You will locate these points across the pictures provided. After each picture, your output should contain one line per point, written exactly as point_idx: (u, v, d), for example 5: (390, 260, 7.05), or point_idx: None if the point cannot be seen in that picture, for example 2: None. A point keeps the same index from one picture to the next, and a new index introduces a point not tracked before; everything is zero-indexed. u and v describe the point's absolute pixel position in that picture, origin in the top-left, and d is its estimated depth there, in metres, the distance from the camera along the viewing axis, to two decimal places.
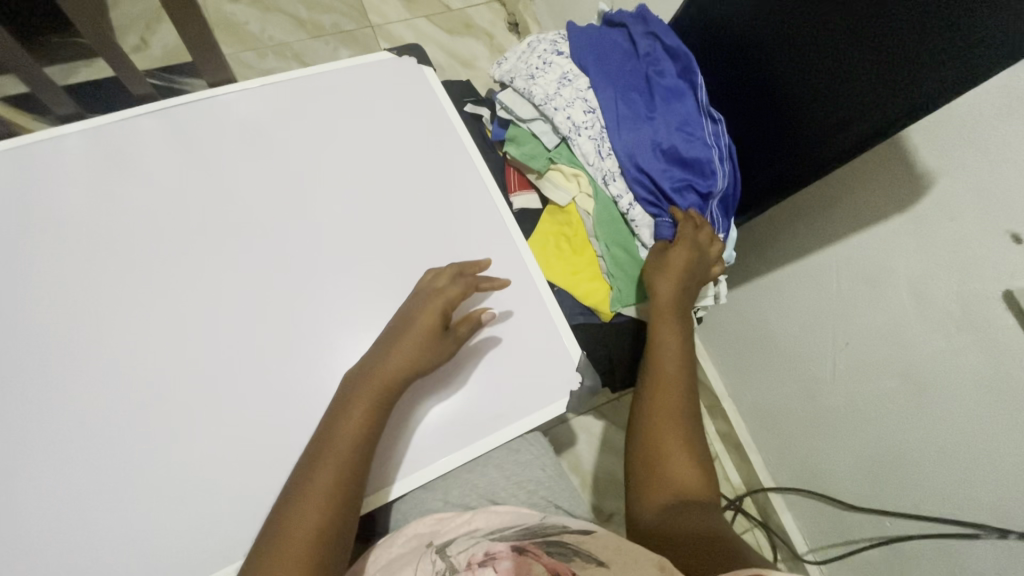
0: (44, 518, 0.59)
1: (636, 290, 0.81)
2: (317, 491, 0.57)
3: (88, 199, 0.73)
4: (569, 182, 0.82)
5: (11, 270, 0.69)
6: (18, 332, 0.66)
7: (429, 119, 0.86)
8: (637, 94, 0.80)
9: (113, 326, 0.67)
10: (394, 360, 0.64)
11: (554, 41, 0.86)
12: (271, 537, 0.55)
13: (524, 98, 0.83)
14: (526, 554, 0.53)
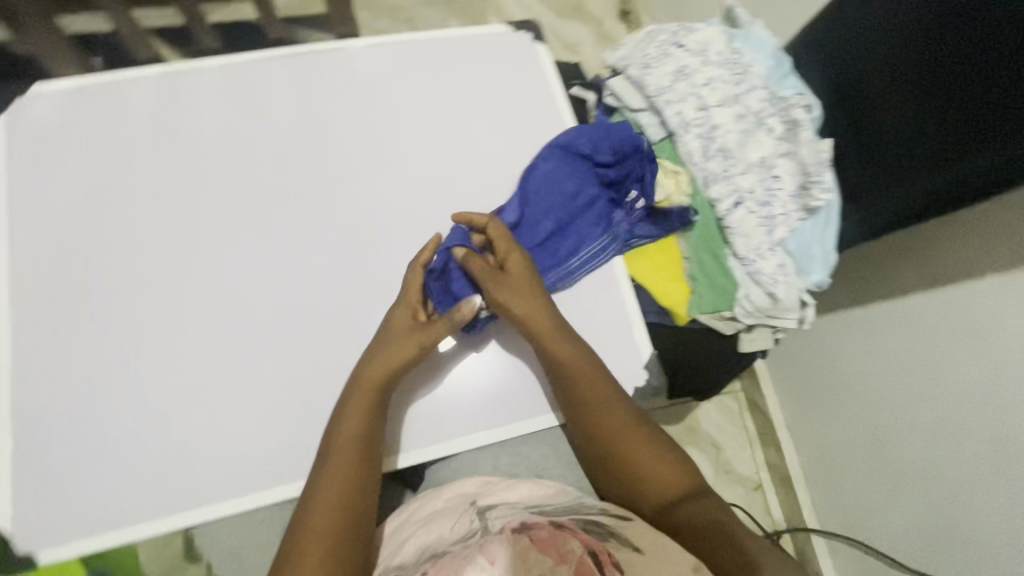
0: (148, 405, 0.67)
1: (717, 298, 0.79)
2: (332, 482, 0.61)
3: (218, 129, 0.79)
4: (667, 178, 0.79)
5: (145, 183, 0.76)
6: (144, 239, 0.73)
7: (535, 97, 0.86)
8: (598, 173, 0.77)
9: (221, 248, 0.74)
10: (379, 363, 0.65)
11: (675, 32, 0.83)
12: (298, 521, 0.59)
13: (636, 87, 0.82)
14: (563, 527, 0.53)
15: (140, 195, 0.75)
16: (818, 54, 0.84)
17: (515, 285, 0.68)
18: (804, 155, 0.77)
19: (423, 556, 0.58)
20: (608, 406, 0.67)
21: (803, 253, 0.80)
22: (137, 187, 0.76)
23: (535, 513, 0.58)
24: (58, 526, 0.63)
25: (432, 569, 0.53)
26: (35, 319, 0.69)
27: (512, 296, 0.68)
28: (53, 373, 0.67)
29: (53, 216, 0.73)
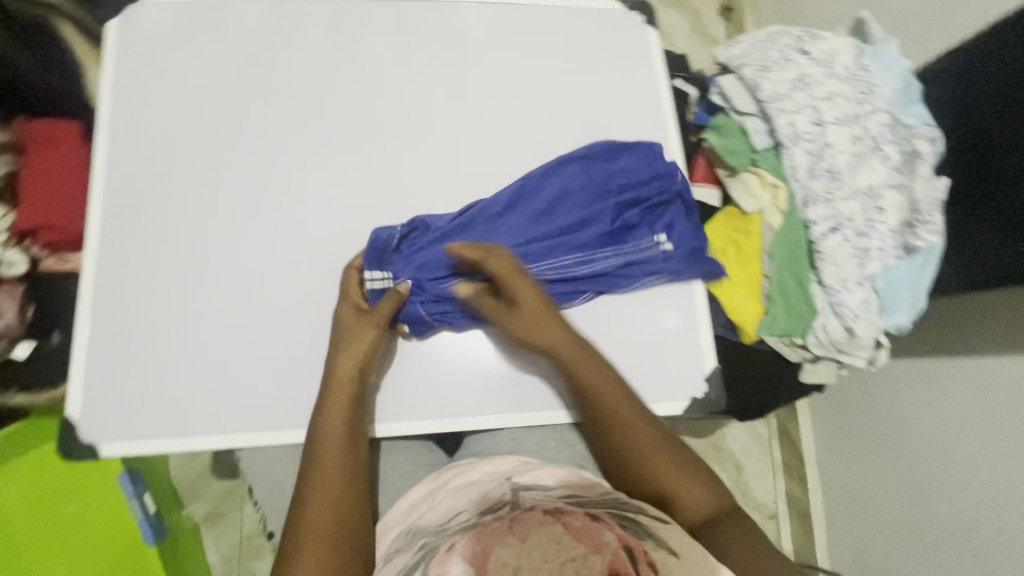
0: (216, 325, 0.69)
1: (791, 322, 0.76)
2: (323, 485, 0.60)
3: (315, 64, 0.79)
4: (764, 190, 0.76)
5: (239, 108, 0.76)
6: (232, 163, 0.74)
7: (637, 83, 0.83)
8: (563, 209, 0.73)
9: (304, 185, 0.74)
10: (340, 367, 0.64)
11: (800, 36, 0.78)
12: (296, 521, 0.59)
13: (747, 89, 0.77)
14: (599, 518, 0.48)
15: (233, 121, 0.76)
16: (947, 80, 0.77)
17: (532, 316, 0.66)
18: (918, 190, 0.73)
19: (445, 522, 0.55)
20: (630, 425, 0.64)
21: (890, 293, 0.76)
22: (232, 111, 0.76)
23: (569, 499, 0.53)
24: (122, 424, 0.66)
25: (460, 540, 0.48)
26: (121, 226, 0.71)
27: (534, 320, 0.66)
28: (132, 281, 0.70)
29: (149, 128, 0.75)
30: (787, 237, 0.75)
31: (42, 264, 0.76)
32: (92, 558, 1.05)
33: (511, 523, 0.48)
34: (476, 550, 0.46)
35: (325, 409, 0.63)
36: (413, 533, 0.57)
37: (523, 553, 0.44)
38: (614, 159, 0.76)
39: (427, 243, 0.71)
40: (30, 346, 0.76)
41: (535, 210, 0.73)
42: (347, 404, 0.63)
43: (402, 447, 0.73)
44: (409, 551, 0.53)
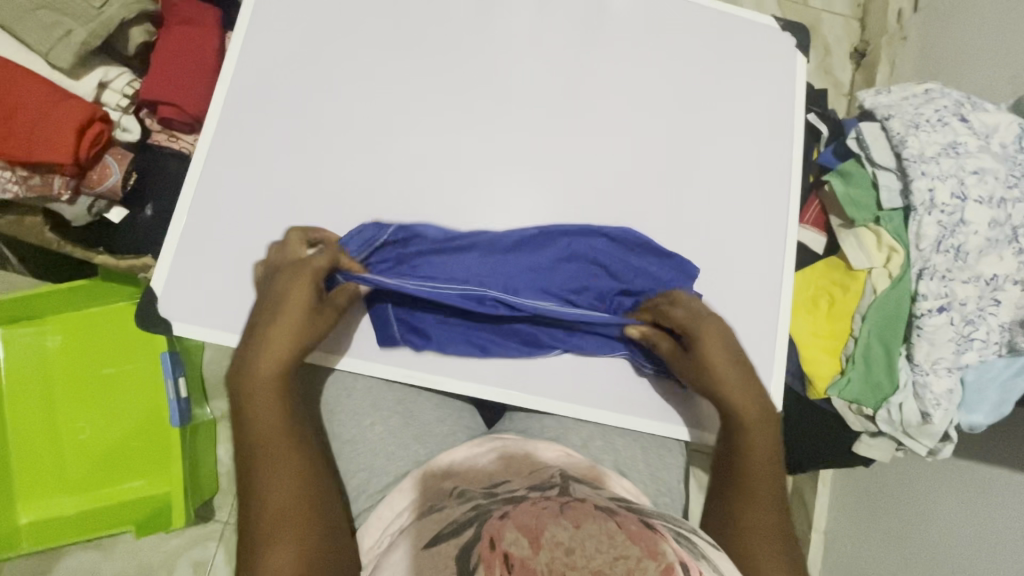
0: None
1: (866, 390, 0.73)
2: (279, 489, 0.54)
3: (456, 10, 0.78)
4: (877, 251, 0.73)
5: (373, 34, 0.76)
6: (354, 85, 0.74)
7: (769, 108, 0.80)
8: (563, 271, 0.70)
9: (417, 125, 0.74)
10: (273, 344, 0.59)
11: (960, 102, 0.74)
12: (251, 543, 0.51)
13: (890, 142, 0.73)
14: (653, 529, 0.47)
15: (364, 45, 0.76)
16: None
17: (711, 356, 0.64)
18: None
19: (495, 488, 0.54)
20: (762, 480, 0.60)
21: (976, 390, 0.73)
22: (366, 35, 0.76)
23: (624, 505, 0.52)
24: (198, 311, 0.68)
25: (512, 510, 0.47)
26: (238, 121, 0.72)
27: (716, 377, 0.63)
28: (237, 176, 0.71)
29: (284, 32, 0.75)
30: (887, 305, 0.72)
31: (152, 136, 0.79)
32: (121, 421, 1.09)
33: (565, 508, 0.47)
34: (529, 522, 0.44)
35: (265, 385, 0.58)
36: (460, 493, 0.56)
37: (577, 537, 0.42)
38: (641, 256, 0.72)
39: (421, 250, 0.69)
40: (123, 213, 0.77)
41: (541, 259, 0.70)
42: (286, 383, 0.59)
43: (448, 404, 0.72)
44: (457, 509, 0.52)
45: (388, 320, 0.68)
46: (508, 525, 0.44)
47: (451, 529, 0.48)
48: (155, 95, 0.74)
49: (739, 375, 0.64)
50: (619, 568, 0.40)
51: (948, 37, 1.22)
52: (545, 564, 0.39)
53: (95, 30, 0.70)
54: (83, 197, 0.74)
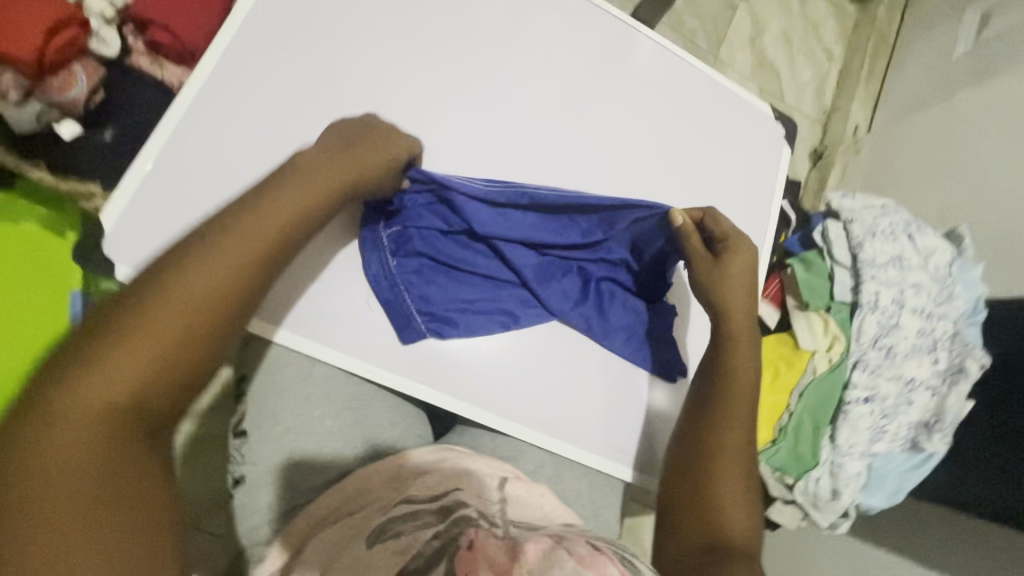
0: None
1: (790, 461, 0.79)
2: (171, 303, 0.38)
3: (483, 17, 0.78)
4: (822, 336, 0.79)
5: (397, 16, 0.74)
6: (367, 62, 0.72)
7: (748, 184, 0.87)
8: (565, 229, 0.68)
9: (423, 117, 0.72)
10: (339, 164, 0.51)
11: (908, 222, 0.84)
12: (95, 336, 0.36)
13: (849, 242, 0.81)
14: (598, 551, 0.42)
15: (385, 24, 0.73)
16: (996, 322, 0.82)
17: (737, 258, 0.65)
18: (949, 401, 0.77)
19: (446, 503, 0.49)
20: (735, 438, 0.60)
21: (879, 476, 0.81)
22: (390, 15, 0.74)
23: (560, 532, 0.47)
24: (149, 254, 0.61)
25: (479, 539, 0.42)
26: (242, 64, 0.67)
27: (732, 280, 0.64)
28: (227, 121, 0.66)
29: None
30: (822, 386, 0.78)
31: (131, 57, 0.72)
32: None
33: (513, 543, 0.42)
34: (500, 558, 0.40)
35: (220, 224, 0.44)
36: (407, 512, 0.49)
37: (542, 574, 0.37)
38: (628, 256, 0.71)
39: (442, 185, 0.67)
40: (76, 130, 0.69)
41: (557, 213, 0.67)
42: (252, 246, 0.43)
43: (402, 408, 0.69)
44: (418, 529, 0.46)
45: (383, 266, 0.64)
46: (479, 559, 0.40)
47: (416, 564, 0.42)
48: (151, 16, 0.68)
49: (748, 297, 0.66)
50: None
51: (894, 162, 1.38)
52: None
53: None
54: (34, 101, 0.65)
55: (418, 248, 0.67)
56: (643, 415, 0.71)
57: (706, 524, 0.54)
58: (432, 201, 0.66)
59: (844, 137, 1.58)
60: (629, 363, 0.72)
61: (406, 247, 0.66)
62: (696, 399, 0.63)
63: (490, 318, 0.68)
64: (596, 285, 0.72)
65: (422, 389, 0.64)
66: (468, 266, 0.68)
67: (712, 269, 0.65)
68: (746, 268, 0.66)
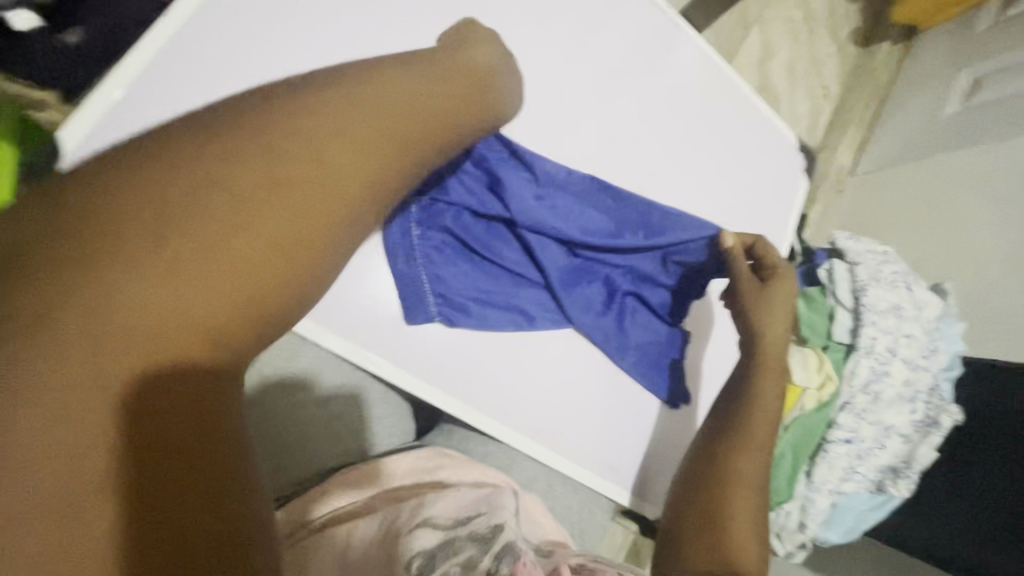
0: None
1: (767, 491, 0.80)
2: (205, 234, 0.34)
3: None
4: (816, 373, 0.79)
5: None
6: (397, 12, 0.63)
7: (763, 211, 0.86)
8: (602, 223, 0.65)
9: None
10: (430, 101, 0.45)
11: (907, 272, 0.86)
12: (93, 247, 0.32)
13: (854, 285, 0.82)
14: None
15: None
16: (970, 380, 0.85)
17: (784, 291, 0.62)
18: (920, 450, 0.80)
19: (482, 530, 0.41)
20: (750, 453, 0.57)
21: (843, 513, 0.83)
22: None
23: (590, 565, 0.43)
24: None
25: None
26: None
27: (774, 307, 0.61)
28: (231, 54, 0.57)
29: None
30: (808, 423, 0.79)
31: None
32: None
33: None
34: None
35: (274, 144, 0.38)
36: (440, 540, 0.40)
37: None
38: (658, 268, 0.68)
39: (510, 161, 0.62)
40: (35, 24, 0.57)
41: (601, 203, 0.66)
42: (304, 187, 0.37)
43: (391, 400, 0.64)
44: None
45: (404, 232, 0.59)
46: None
47: None
48: None
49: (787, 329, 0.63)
50: None
51: (879, 210, 1.42)
52: None
53: None
54: None
55: (449, 219, 0.62)
56: (640, 436, 0.69)
57: (715, 540, 0.50)
58: (476, 168, 0.62)
59: (829, 175, 1.60)
60: (635, 382, 0.69)
61: (434, 219, 0.61)
62: (710, 434, 0.61)
63: (504, 312, 0.63)
64: (620, 297, 0.69)
65: (412, 383, 0.57)
66: (495, 255, 0.64)
67: (758, 298, 0.61)
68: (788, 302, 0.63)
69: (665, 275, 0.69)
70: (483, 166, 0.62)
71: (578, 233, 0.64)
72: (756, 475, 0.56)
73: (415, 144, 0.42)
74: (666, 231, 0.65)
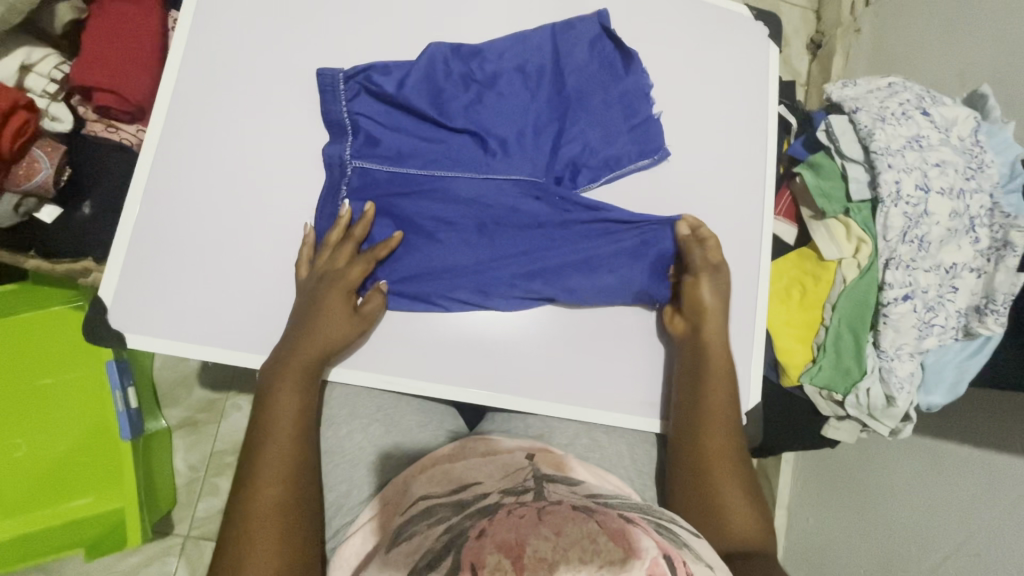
0: (252, 230, 0.64)
1: (835, 376, 0.76)
2: (257, 498, 0.55)
3: None
4: (848, 242, 0.75)
5: (318, 9, 0.68)
6: (298, 70, 0.67)
7: (747, 90, 0.77)
8: (513, 146, 0.68)
9: (368, 112, 0.66)
10: (324, 334, 0.60)
11: (921, 96, 0.76)
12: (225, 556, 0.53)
13: (859, 134, 0.74)
14: (631, 522, 0.44)
15: (308, 20, 0.67)
16: None
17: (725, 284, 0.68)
18: (997, 279, 0.71)
19: (464, 494, 0.51)
20: (723, 430, 0.65)
21: (934, 371, 0.76)
22: (311, 11, 0.68)
23: (597, 501, 0.48)
24: (149, 322, 0.61)
25: (489, 526, 0.42)
26: (189, 108, 0.64)
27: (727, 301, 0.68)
28: (191, 169, 0.63)
29: (219, 7, 0.66)
30: (856, 294, 0.74)
31: (87, 126, 0.71)
32: (53, 444, 1.00)
33: (539, 512, 0.43)
34: (508, 537, 0.40)
35: (251, 437, 0.58)
36: (421, 511, 0.52)
37: (556, 529, 0.40)
38: (578, 182, 0.70)
39: (397, 118, 0.67)
40: (56, 212, 0.70)
41: (503, 128, 0.68)
42: (284, 441, 0.58)
43: (428, 408, 0.72)
44: (430, 528, 0.47)
45: (333, 196, 0.65)
46: (486, 545, 0.40)
47: (426, 560, 0.43)
48: (89, 81, 0.67)
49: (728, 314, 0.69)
50: (584, 540, 0.39)
51: (905, 33, 1.24)
52: (526, 525, 0.41)
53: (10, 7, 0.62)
54: (8, 194, 0.66)
55: (381, 169, 0.66)
56: (668, 366, 0.70)
57: (723, 520, 0.60)
58: (423, 79, 0.67)
59: (841, 18, 1.42)
60: (623, 314, 0.69)
61: (368, 182, 0.66)
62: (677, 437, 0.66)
63: (453, 273, 0.65)
64: (564, 245, 0.68)
65: (399, 382, 0.64)
66: (413, 226, 0.66)
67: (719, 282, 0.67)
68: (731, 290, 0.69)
69: (590, 176, 0.70)
70: (426, 79, 0.67)
71: (497, 161, 0.68)
72: (735, 443, 0.65)
73: (320, 363, 0.61)
74: (571, 126, 0.69)
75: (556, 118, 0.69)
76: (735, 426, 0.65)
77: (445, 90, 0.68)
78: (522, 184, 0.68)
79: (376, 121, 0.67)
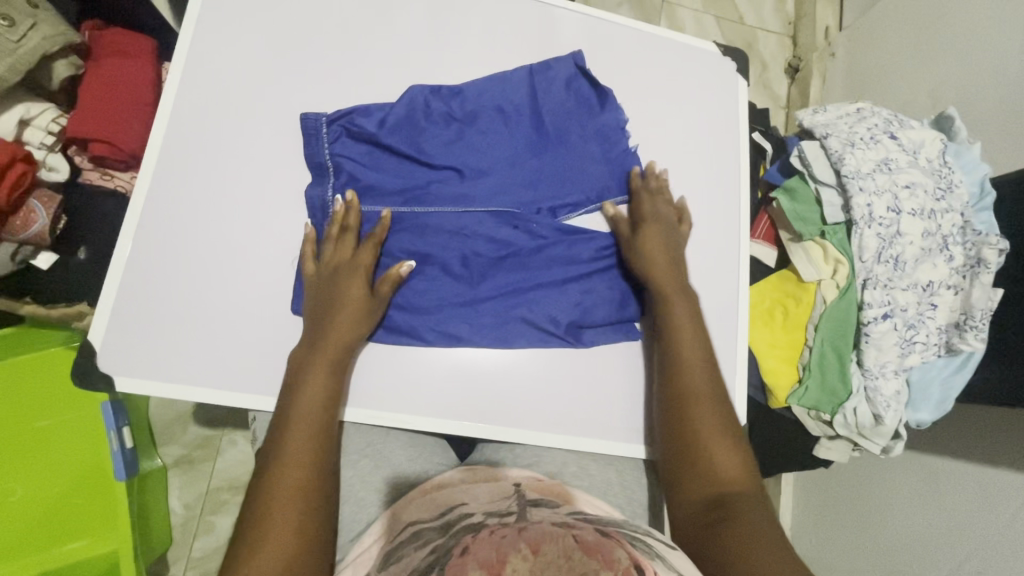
0: (242, 272, 0.66)
1: (822, 397, 0.76)
2: (282, 480, 0.56)
3: (392, 32, 0.74)
4: (825, 264, 0.76)
5: (304, 59, 0.71)
6: (285, 117, 0.70)
7: (720, 121, 0.80)
8: (492, 180, 0.70)
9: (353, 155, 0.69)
10: (340, 324, 0.63)
11: (889, 120, 0.79)
12: (247, 535, 0.54)
13: (829, 159, 0.77)
14: (607, 535, 0.44)
15: (294, 69, 0.71)
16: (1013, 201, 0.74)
17: (654, 237, 0.69)
18: (974, 296, 0.73)
19: (450, 517, 0.52)
20: (693, 375, 0.65)
21: (920, 388, 0.76)
22: (298, 60, 0.71)
23: (577, 519, 0.49)
24: (140, 365, 0.62)
25: (472, 544, 0.42)
26: (182, 155, 0.67)
27: (654, 253, 0.69)
28: (185, 214, 0.66)
29: (209, 59, 0.69)
30: (837, 315, 0.75)
31: (82, 174, 0.75)
32: (47, 485, 1.00)
33: (519, 529, 0.43)
34: (489, 554, 0.40)
35: (276, 425, 0.60)
36: (406, 537, 0.52)
37: (535, 543, 0.41)
38: (555, 213, 0.72)
39: (380, 159, 0.70)
40: (52, 258, 0.72)
41: (483, 164, 0.71)
42: (308, 425, 0.59)
43: (418, 441, 0.72)
44: (416, 550, 0.48)
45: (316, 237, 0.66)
46: (468, 562, 0.40)
47: None
48: (85, 133, 0.70)
49: (671, 269, 0.69)
50: (560, 552, 0.40)
51: (877, 58, 1.28)
52: (507, 541, 0.41)
53: (12, 65, 0.65)
54: (5, 243, 0.68)
55: (365, 208, 0.68)
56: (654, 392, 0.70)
57: (707, 470, 0.61)
58: (404, 120, 0.70)
59: (816, 43, 1.46)
60: (607, 343, 0.70)
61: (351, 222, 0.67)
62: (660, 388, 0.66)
63: (438, 306, 0.67)
64: (545, 275, 0.70)
65: (387, 417, 0.65)
66: (397, 262, 0.68)
67: (632, 238, 0.70)
68: (665, 244, 0.70)
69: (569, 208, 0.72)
70: (407, 120, 0.70)
71: (477, 196, 0.70)
72: (711, 391, 0.65)
73: (342, 354, 0.62)
74: (549, 160, 0.72)
75: (534, 152, 0.72)
76: (705, 373, 0.66)
77: (426, 130, 0.70)
78: (502, 217, 0.70)
79: (358, 161, 0.69)
